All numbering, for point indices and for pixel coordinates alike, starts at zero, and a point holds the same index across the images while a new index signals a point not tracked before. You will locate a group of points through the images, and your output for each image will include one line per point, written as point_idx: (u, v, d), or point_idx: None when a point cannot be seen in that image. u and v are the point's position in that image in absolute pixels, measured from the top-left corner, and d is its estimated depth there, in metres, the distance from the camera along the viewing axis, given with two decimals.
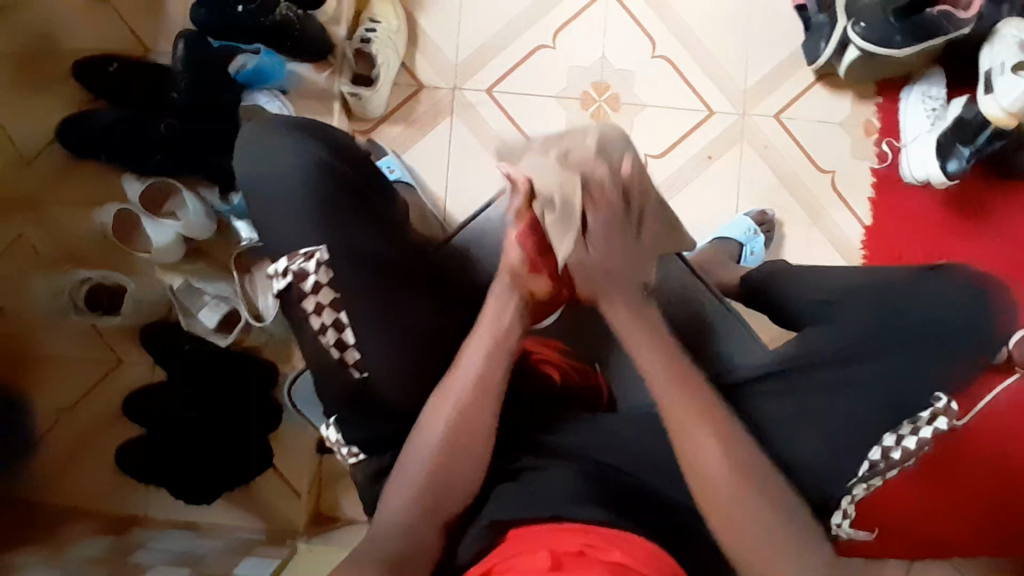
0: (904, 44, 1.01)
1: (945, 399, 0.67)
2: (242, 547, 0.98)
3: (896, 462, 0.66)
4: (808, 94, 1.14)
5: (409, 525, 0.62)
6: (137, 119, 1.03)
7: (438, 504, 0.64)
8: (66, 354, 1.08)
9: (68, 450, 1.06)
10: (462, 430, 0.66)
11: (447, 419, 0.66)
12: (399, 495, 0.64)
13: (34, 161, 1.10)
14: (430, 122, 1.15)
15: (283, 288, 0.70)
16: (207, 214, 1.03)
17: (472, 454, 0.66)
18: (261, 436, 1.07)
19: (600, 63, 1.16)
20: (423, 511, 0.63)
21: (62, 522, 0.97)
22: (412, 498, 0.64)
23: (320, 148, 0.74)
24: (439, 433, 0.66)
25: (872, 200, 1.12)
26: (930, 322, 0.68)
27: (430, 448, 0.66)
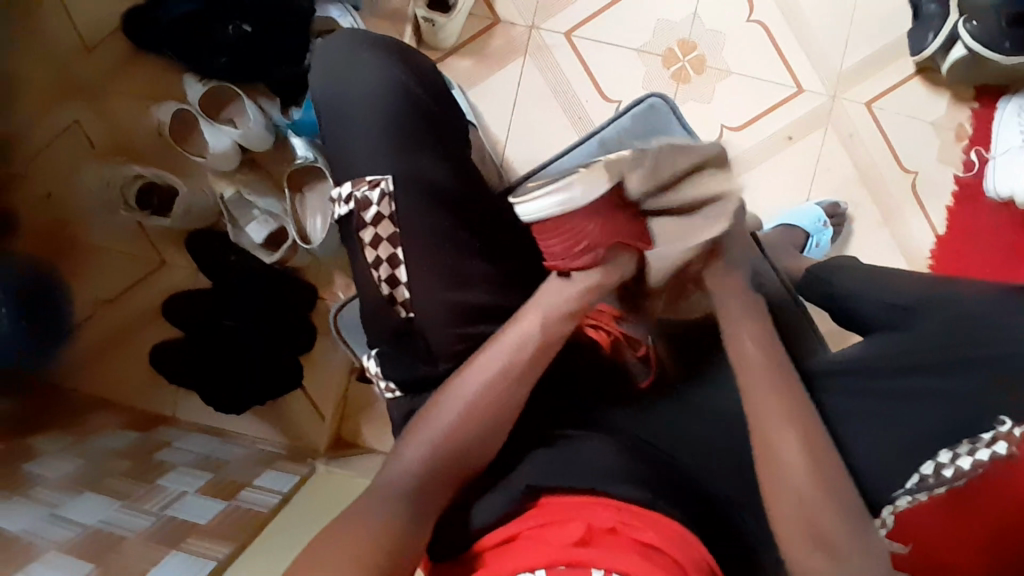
0: (1011, 51, 0.93)
1: (1010, 424, 0.61)
2: (264, 459, 1.00)
3: (947, 480, 0.63)
4: (905, 86, 1.07)
5: (425, 474, 0.59)
6: (204, 17, 0.99)
7: (467, 459, 0.61)
8: (113, 248, 1.09)
9: (107, 340, 1.08)
10: (502, 395, 0.62)
11: (489, 376, 0.63)
12: (425, 438, 0.61)
13: (95, 49, 1.07)
14: (500, 60, 1.09)
15: (344, 214, 0.70)
16: (269, 127, 1.01)
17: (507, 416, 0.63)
18: (292, 356, 1.07)
19: (689, 21, 1.08)
20: (447, 461, 0.60)
21: (95, 410, 1.01)
22: (433, 449, 0.60)
23: (405, 74, 0.73)
24: (479, 384, 0.62)
25: (950, 208, 1.06)
26: (1016, 347, 0.61)
27: (465, 401, 0.62)
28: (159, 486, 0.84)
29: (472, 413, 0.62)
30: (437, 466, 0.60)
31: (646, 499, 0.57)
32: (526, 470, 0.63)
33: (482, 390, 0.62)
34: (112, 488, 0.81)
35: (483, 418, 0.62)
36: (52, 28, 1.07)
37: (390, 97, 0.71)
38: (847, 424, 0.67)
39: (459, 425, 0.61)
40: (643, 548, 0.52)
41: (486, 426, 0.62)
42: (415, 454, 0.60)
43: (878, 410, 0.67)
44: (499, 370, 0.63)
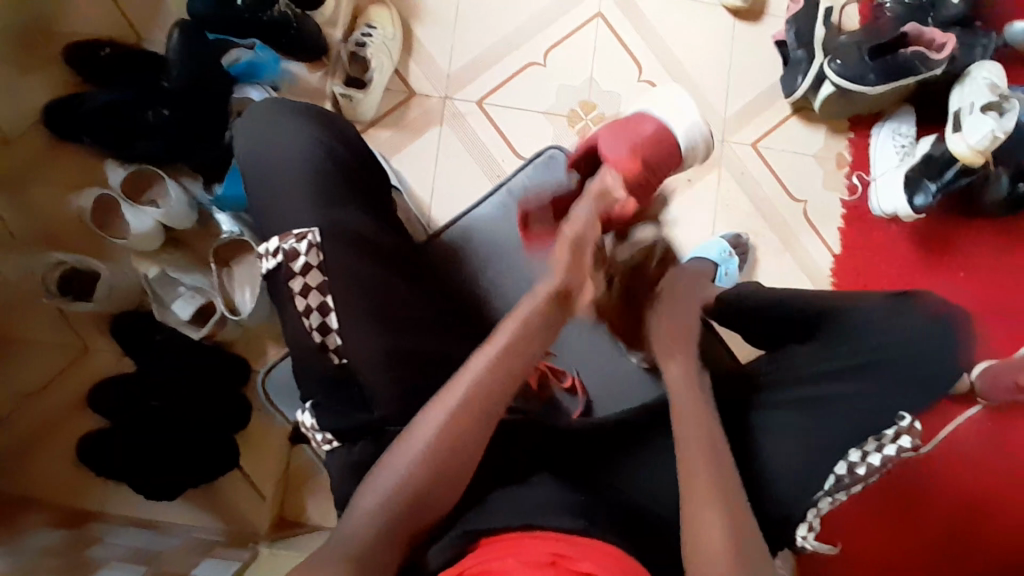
0: (876, 82, 1.07)
1: (909, 418, 0.71)
2: (202, 546, 0.95)
3: (861, 478, 0.70)
4: (785, 125, 1.19)
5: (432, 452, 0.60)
6: (124, 104, 1.02)
7: (422, 506, 0.59)
8: (35, 339, 1.05)
9: (25, 439, 1.03)
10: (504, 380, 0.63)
11: (490, 358, 0.64)
12: (436, 414, 0.61)
13: (14, 140, 1.08)
14: (419, 128, 1.17)
15: (272, 268, 0.71)
16: (192, 205, 1.04)
17: (466, 451, 0.61)
18: (230, 434, 1.05)
19: (588, 83, 1.19)
20: (417, 495, 0.59)
21: (11, 511, 0.94)
22: (440, 428, 0.61)
23: (324, 137, 0.77)
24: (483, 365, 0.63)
25: (841, 229, 1.17)
26: (902, 352, 0.72)
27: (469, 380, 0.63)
28: None
29: (431, 457, 0.60)
30: (444, 445, 0.60)
31: (581, 526, 0.60)
32: (468, 516, 0.63)
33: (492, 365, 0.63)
34: None
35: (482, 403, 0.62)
36: None
37: (312, 156, 0.75)
38: (781, 434, 0.71)
39: (476, 393, 0.62)
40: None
41: (445, 466, 0.60)
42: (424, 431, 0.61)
43: (800, 420, 0.72)
44: (512, 341, 0.65)
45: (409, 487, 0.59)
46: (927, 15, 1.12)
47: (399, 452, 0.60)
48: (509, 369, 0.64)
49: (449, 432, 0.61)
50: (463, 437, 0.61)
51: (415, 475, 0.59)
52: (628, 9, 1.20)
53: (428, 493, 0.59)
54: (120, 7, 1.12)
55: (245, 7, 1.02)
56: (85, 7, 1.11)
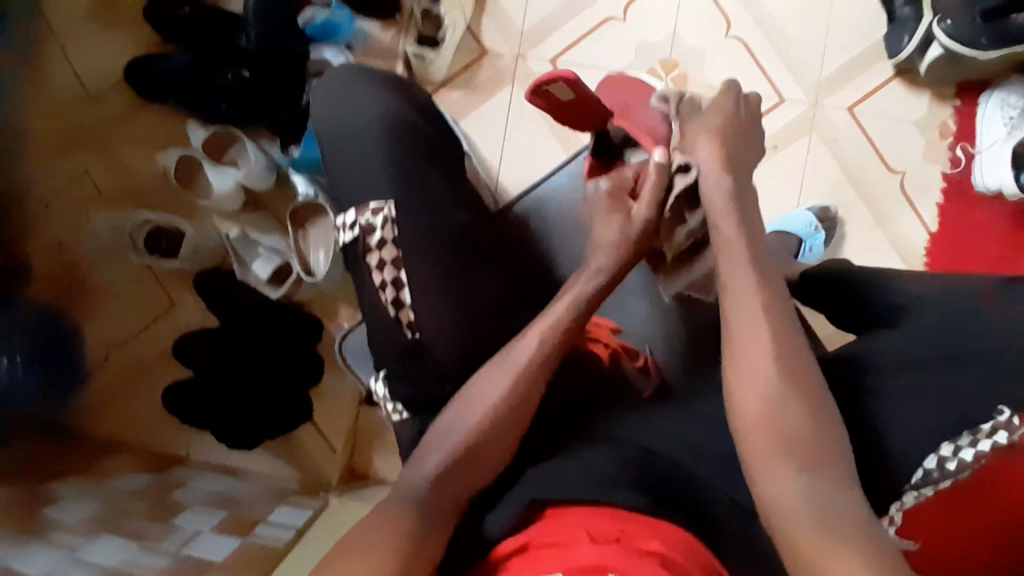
0: (988, 47, 0.97)
1: (1011, 412, 0.62)
2: (277, 494, 1.00)
3: (951, 474, 0.63)
4: (885, 88, 1.10)
5: (492, 410, 0.64)
6: (204, 64, 1.04)
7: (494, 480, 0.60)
8: (125, 292, 1.11)
9: (119, 385, 1.10)
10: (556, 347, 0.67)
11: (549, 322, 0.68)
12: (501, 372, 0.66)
13: (102, 99, 1.12)
14: (490, 89, 1.13)
15: (350, 240, 0.71)
16: (270, 167, 1.05)
17: (516, 428, 0.65)
18: (303, 390, 1.09)
19: (669, 41, 1.12)
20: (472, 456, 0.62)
21: (109, 453, 1.01)
22: (506, 385, 0.65)
23: (402, 106, 0.76)
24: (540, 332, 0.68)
25: (939, 205, 1.08)
26: (1019, 338, 0.64)
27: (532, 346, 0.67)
28: (176, 524, 0.83)
29: (485, 426, 0.63)
30: (506, 408, 0.64)
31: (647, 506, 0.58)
32: (529, 483, 0.63)
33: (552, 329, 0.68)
34: (130, 527, 0.81)
35: (541, 369, 0.66)
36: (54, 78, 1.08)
37: (388, 127, 0.74)
38: (866, 423, 0.67)
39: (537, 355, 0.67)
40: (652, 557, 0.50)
41: (495, 443, 0.63)
42: (486, 394, 0.65)
43: (890, 409, 0.67)
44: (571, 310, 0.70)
45: (462, 457, 0.62)
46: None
47: (452, 422, 0.64)
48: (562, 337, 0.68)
49: (510, 394, 0.65)
50: (509, 419, 0.64)
51: (470, 448, 0.62)
52: None
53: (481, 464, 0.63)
54: None
55: None
56: None
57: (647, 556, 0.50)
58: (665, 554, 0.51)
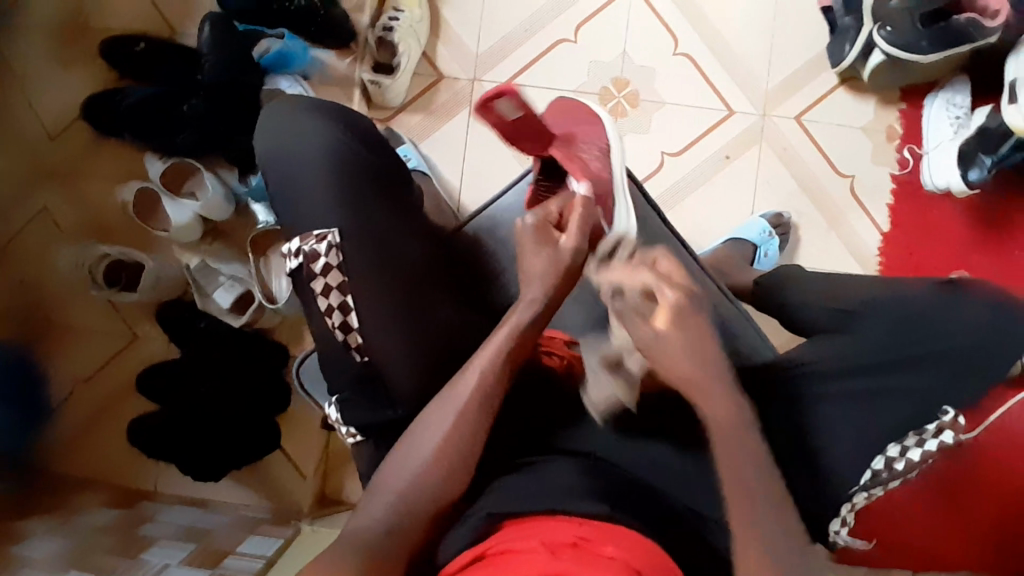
0: (929, 50, 1.00)
1: (953, 413, 0.68)
2: (247, 524, 0.99)
3: (899, 472, 0.68)
4: (831, 96, 1.13)
5: (445, 442, 0.64)
6: (161, 98, 1.05)
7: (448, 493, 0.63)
8: (85, 326, 1.11)
9: (85, 421, 1.09)
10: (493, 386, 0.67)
11: (489, 358, 0.67)
12: (449, 407, 0.66)
13: (58, 136, 1.12)
14: (448, 112, 1.15)
15: (295, 268, 0.72)
16: (229, 196, 1.06)
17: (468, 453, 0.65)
18: (271, 417, 1.09)
19: (621, 59, 1.15)
20: (426, 494, 0.62)
21: (72, 490, 1.00)
22: (455, 419, 0.65)
23: (344, 134, 0.77)
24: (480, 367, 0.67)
25: (891, 206, 1.11)
26: (949, 340, 0.69)
27: (474, 381, 0.66)
28: (141, 559, 0.82)
29: (437, 462, 0.63)
30: (456, 444, 0.64)
31: (606, 511, 0.60)
32: (490, 500, 0.64)
33: (493, 363, 0.67)
34: (93, 564, 0.80)
35: (485, 406, 0.66)
36: (18, 119, 1.12)
37: (331, 152, 0.75)
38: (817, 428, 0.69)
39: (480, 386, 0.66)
40: (608, 560, 0.52)
41: (449, 470, 0.64)
42: (435, 432, 0.65)
43: (850, 414, 0.68)
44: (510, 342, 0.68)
45: (418, 490, 0.62)
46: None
47: (402, 465, 0.63)
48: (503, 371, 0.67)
49: (458, 432, 0.65)
50: (463, 443, 0.65)
51: (425, 478, 0.63)
52: None
53: (438, 493, 0.63)
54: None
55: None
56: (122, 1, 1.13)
57: (604, 560, 0.52)
58: (621, 558, 0.53)
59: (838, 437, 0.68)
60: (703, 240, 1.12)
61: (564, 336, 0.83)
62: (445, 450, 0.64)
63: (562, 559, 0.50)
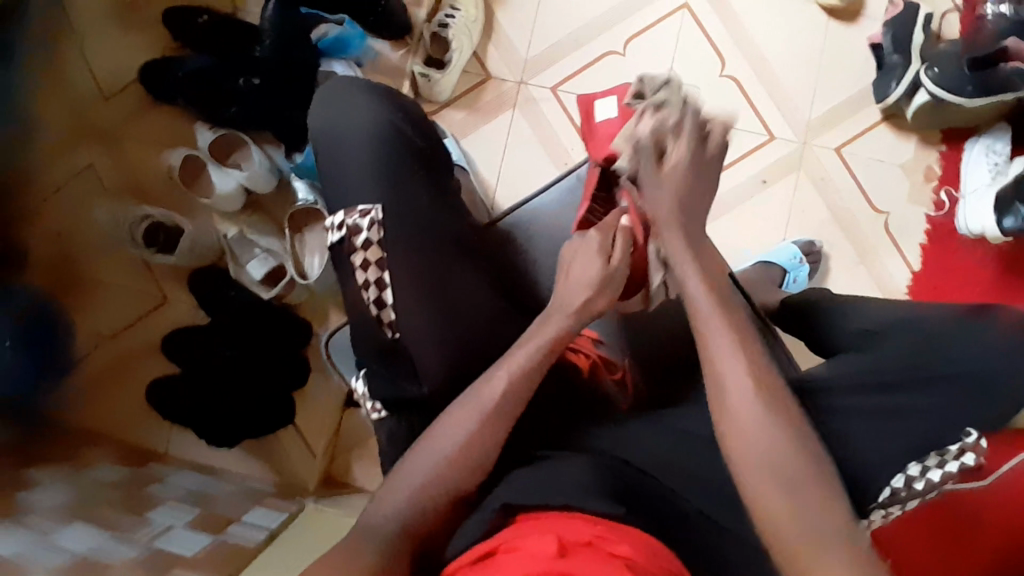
0: (974, 94, 1.01)
1: (975, 435, 0.67)
2: (253, 496, 1.00)
3: (918, 493, 0.66)
4: (872, 132, 1.14)
5: (467, 439, 0.65)
6: (218, 70, 1.08)
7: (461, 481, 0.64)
8: (117, 285, 1.13)
9: (106, 377, 1.11)
10: (518, 398, 0.67)
11: (515, 369, 0.68)
12: (472, 412, 0.66)
13: (113, 98, 1.15)
14: (491, 112, 1.17)
15: (337, 241, 0.74)
16: (272, 170, 1.08)
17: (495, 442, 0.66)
18: (287, 393, 1.10)
19: (667, 76, 1.17)
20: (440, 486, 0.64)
21: (87, 444, 1.01)
22: (477, 422, 0.66)
23: (394, 113, 0.79)
24: (506, 378, 0.67)
25: (923, 246, 1.11)
26: (971, 363, 0.69)
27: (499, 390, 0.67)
28: (147, 520, 0.83)
29: (456, 461, 0.64)
30: (477, 446, 0.65)
31: (617, 512, 0.59)
32: (504, 490, 0.65)
33: (517, 377, 0.68)
34: (98, 518, 0.81)
35: (507, 416, 0.66)
36: (73, 78, 1.15)
37: (382, 134, 0.77)
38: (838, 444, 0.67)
39: (505, 395, 0.67)
40: (616, 559, 0.52)
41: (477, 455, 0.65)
42: (456, 432, 0.66)
43: (873, 433, 0.67)
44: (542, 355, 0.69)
45: (447, 472, 0.64)
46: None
47: (420, 461, 0.65)
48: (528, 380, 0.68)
49: (474, 433, 0.65)
50: (493, 428, 0.66)
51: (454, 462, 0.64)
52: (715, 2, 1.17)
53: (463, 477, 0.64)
54: None
55: None
56: None
57: (612, 558, 0.52)
58: (630, 557, 0.52)
59: (857, 455, 0.66)
60: (731, 261, 1.13)
61: (593, 335, 0.84)
62: (464, 446, 0.65)
63: (573, 560, 0.50)
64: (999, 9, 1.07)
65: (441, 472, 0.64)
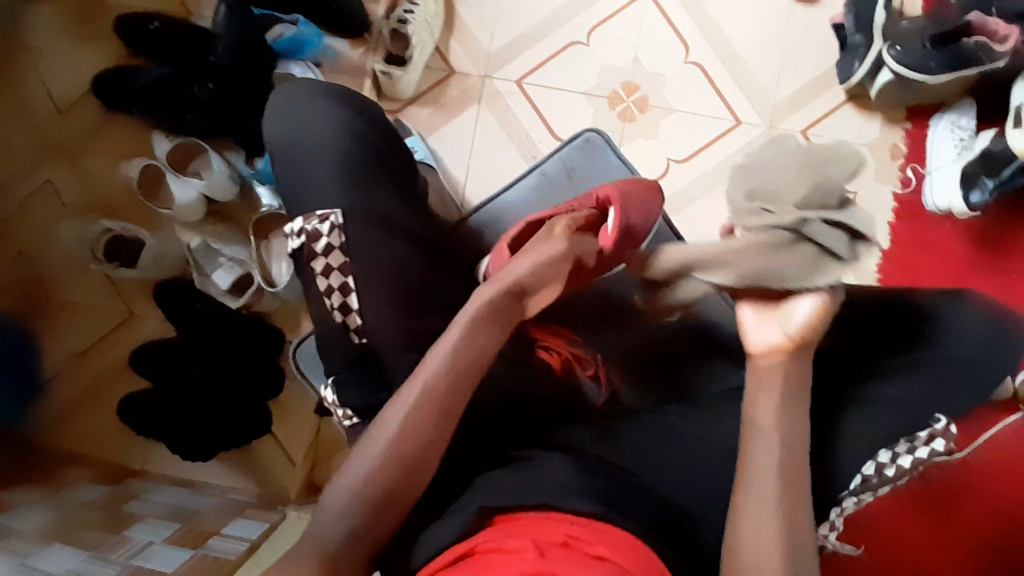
0: (938, 70, 1.00)
1: (946, 421, 0.69)
2: (234, 507, 0.98)
3: (889, 479, 0.68)
4: (838, 112, 1.14)
5: (401, 432, 0.61)
6: (177, 78, 1.05)
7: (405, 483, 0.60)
8: (81, 301, 1.10)
9: (76, 396, 1.08)
10: (451, 379, 0.64)
11: (448, 351, 0.65)
12: (404, 401, 0.62)
13: (67, 110, 1.12)
14: (457, 108, 1.16)
15: (296, 248, 0.71)
16: (233, 178, 1.06)
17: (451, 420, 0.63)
18: (263, 402, 1.08)
19: (632, 64, 1.16)
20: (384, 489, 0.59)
21: (59, 463, 0.98)
22: (412, 408, 0.62)
23: (354, 118, 0.77)
24: (441, 362, 0.64)
25: (892, 224, 1.11)
26: (940, 349, 0.71)
27: (433, 376, 0.64)
28: (126, 536, 0.81)
29: (394, 454, 0.60)
30: (414, 436, 0.61)
31: (599, 510, 0.60)
32: (479, 491, 0.63)
33: (451, 357, 0.65)
34: (76, 538, 0.79)
35: (443, 398, 0.63)
36: (23, 91, 1.12)
37: (338, 137, 0.75)
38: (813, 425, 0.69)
39: (443, 382, 0.63)
40: (596, 561, 0.52)
41: (429, 426, 0.62)
42: (390, 422, 0.61)
43: (847, 420, 0.69)
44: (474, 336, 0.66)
45: (399, 447, 0.60)
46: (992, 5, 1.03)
47: (358, 461, 0.61)
48: (464, 363, 0.65)
49: (410, 421, 0.61)
50: (433, 416, 0.62)
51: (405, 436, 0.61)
52: None
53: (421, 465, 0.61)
54: None
55: None
56: None
57: (592, 560, 0.52)
58: (611, 560, 0.53)
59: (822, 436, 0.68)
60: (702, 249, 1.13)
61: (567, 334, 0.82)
62: (405, 441, 0.61)
63: (553, 564, 0.50)
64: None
65: (395, 446, 0.60)
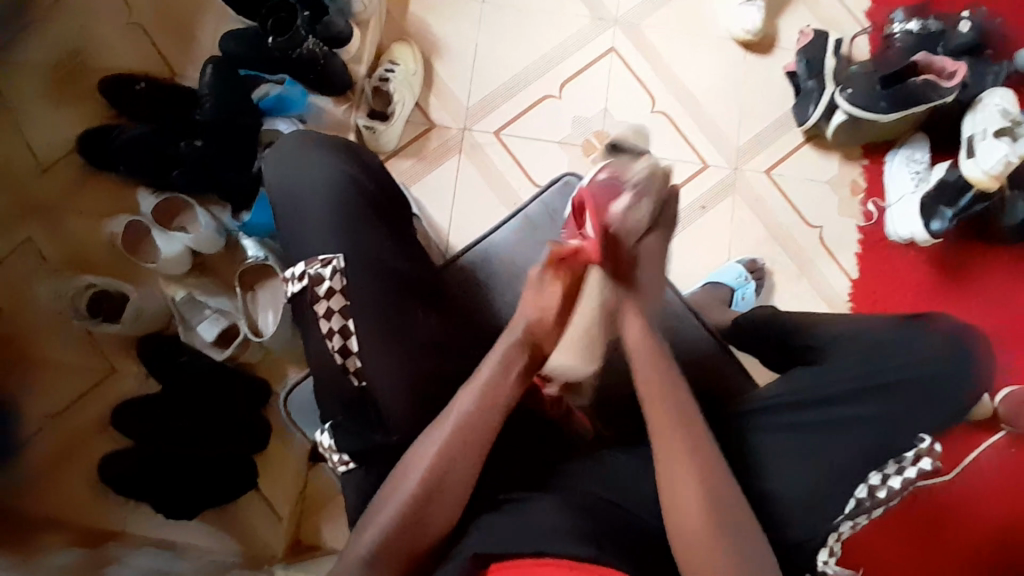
0: (889, 109, 1.09)
1: (929, 440, 0.71)
2: (218, 568, 0.94)
3: (881, 501, 0.69)
4: (798, 153, 1.21)
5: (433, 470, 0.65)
6: (160, 136, 1.07)
7: (424, 526, 0.64)
8: (64, 359, 1.08)
9: (53, 457, 1.05)
10: (474, 422, 0.66)
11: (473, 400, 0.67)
12: (435, 437, 0.66)
13: (51, 170, 1.13)
14: (438, 159, 1.20)
15: (299, 291, 0.73)
16: (220, 231, 1.08)
17: (484, 443, 0.67)
18: (249, 457, 1.06)
19: (602, 115, 1.22)
20: (404, 531, 0.63)
21: (35, 529, 0.94)
22: (440, 447, 0.65)
23: (348, 165, 0.80)
24: (464, 407, 0.67)
25: (858, 255, 1.17)
26: (917, 370, 0.72)
27: (455, 418, 0.67)
28: None
29: (421, 491, 0.64)
30: (440, 475, 0.65)
31: (591, 554, 0.60)
32: (476, 538, 0.64)
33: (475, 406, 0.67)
34: None
35: (469, 434, 0.66)
36: (9, 152, 1.13)
37: (335, 183, 0.77)
38: (805, 454, 0.71)
39: (466, 423, 0.66)
40: None
41: (457, 458, 0.65)
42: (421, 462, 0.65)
43: (834, 445, 0.70)
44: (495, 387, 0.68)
45: (425, 484, 0.64)
46: (937, 45, 1.15)
47: (387, 499, 0.65)
48: (488, 412, 0.67)
49: (439, 464, 0.65)
50: (460, 451, 0.66)
51: (436, 463, 0.65)
52: (641, 44, 1.24)
53: (433, 498, 0.64)
54: (158, 44, 1.18)
55: (274, 44, 1.01)
56: (124, 45, 1.18)
57: None
58: None
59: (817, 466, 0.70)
60: (680, 284, 1.17)
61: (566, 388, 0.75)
62: (430, 479, 0.64)
63: None
64: (905, 27, 1.17)
65: (426, 480, 0.64)
